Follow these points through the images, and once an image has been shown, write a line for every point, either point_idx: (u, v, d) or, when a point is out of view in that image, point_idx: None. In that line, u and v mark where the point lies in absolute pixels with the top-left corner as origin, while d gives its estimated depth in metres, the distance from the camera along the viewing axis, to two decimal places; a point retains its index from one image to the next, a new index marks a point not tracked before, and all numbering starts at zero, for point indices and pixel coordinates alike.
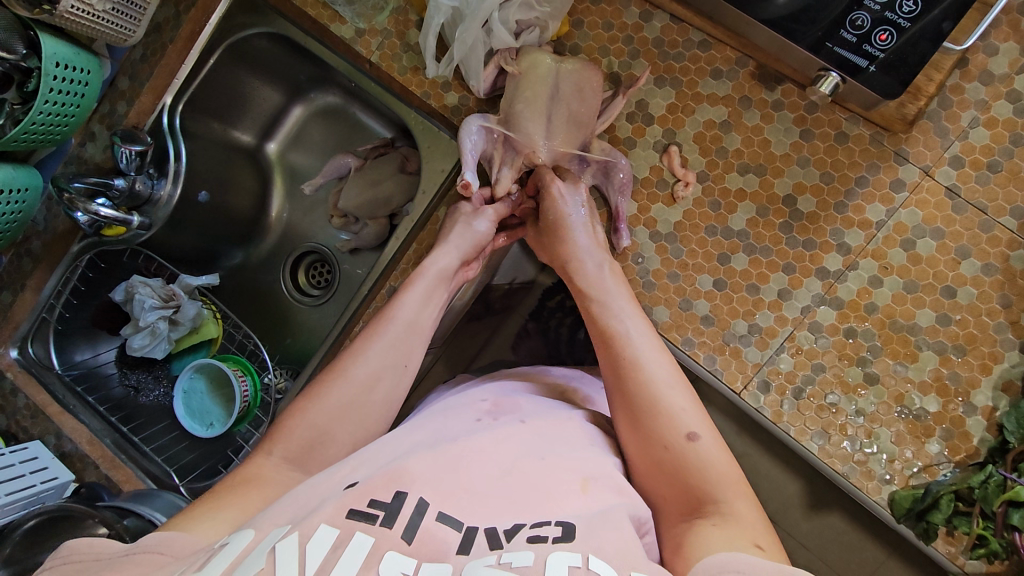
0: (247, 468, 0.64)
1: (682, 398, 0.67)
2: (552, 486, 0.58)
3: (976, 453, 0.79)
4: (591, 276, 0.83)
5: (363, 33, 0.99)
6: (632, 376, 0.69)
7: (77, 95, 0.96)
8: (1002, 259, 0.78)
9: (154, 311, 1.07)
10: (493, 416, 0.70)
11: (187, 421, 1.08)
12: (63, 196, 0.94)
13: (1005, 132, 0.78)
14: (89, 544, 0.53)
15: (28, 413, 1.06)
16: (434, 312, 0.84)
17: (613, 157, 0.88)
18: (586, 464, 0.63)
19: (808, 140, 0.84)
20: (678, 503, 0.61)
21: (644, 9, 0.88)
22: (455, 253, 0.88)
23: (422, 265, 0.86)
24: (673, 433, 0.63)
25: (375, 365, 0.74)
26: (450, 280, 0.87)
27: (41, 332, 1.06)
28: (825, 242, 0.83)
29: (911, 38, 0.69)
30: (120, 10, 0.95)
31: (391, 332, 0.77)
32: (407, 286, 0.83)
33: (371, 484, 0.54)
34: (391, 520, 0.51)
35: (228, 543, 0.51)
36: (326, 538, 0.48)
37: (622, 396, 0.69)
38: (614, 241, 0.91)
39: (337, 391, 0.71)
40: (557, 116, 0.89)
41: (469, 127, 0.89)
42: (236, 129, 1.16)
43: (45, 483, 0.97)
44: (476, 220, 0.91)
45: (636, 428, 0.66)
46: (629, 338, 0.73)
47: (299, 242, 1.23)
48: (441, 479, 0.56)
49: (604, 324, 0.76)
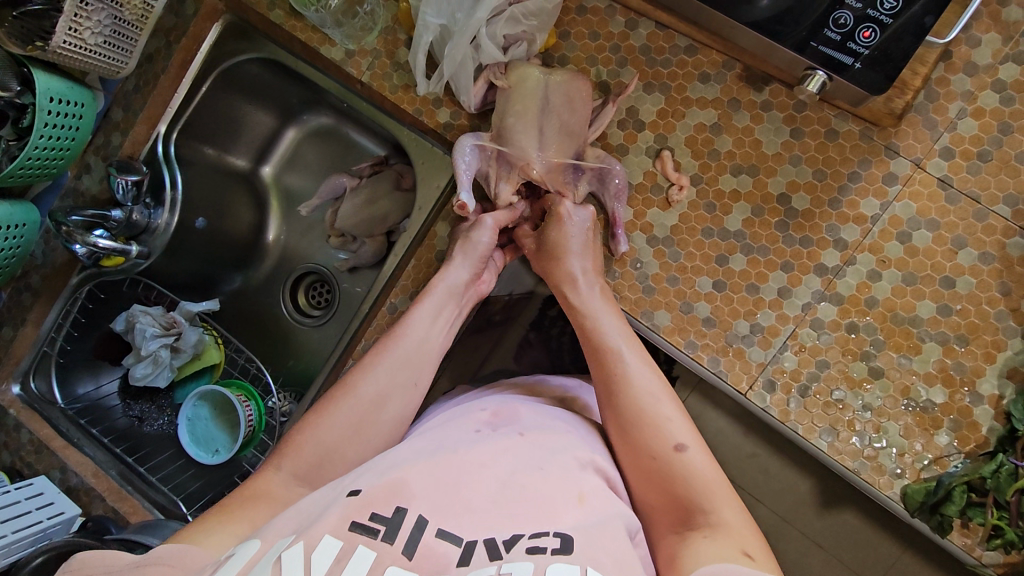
0: (256, 482, 0.65)
1: (671, 410, 0.68)
2: (549, 497, 0.57)
3: (986, 443, 0.78)
4: (580, 292, 0.84)
5: (352, 54, 0.98)
6: (622, 388, 0.71)
7: (72, 129, 0.97)
8: (998, 247, 0.78)
9: (155, 339, 1.07)
10: (492, 427, 0.69)
11: (194, 449, 1.07)
12: (61, 228, 0.95)
13: (993, 122, 0.78)
14: (96, 558, 0.54)
15: (32, 448, 1.06)
16: (443, 327, 0.85)
17: (607, 164, 0.89)
18: (580, 474, 0.62)
19: (799, 139, 0.84)
20: (668, 513, 0.62)
21: (629, 18, 0.89)
22: (464, 266, 0.89)
23: (432, 281, 0.88)
24: (662, 443, 0.65)
25: (385, 382, 0.75)
26: (460, 297, 0.88)
27: (43, 367, 1.06)
28: (821, 239, 0.83)
29: (895, 33, 0.70)
30: (112, 44, 0.96)
31: (403, 349, 0.79)
32: (417, 303, 0.84)
33: (370, 496, 0.54)
34: (392, 536, 0.52)
35: (234, 554, 0.52)
36: (331, 549, 0.50)
37: (612, 410, 0.70)
38: (613, 246, 0.90)
39: (347, 409, 0.71)
40: (548, 126, 0.90)
41: (463, 146, 0.90)
42: (231, 155, 1.16)
43: (52, 518, 0.96)
44: (477, 232, 0.91)
45: (626, 441, 0.68)
46: (618, 351, 0.75)
47: (298, 263, 1.23)
48: (440, 494, 0.56)
49: (596, 338, 0.78)
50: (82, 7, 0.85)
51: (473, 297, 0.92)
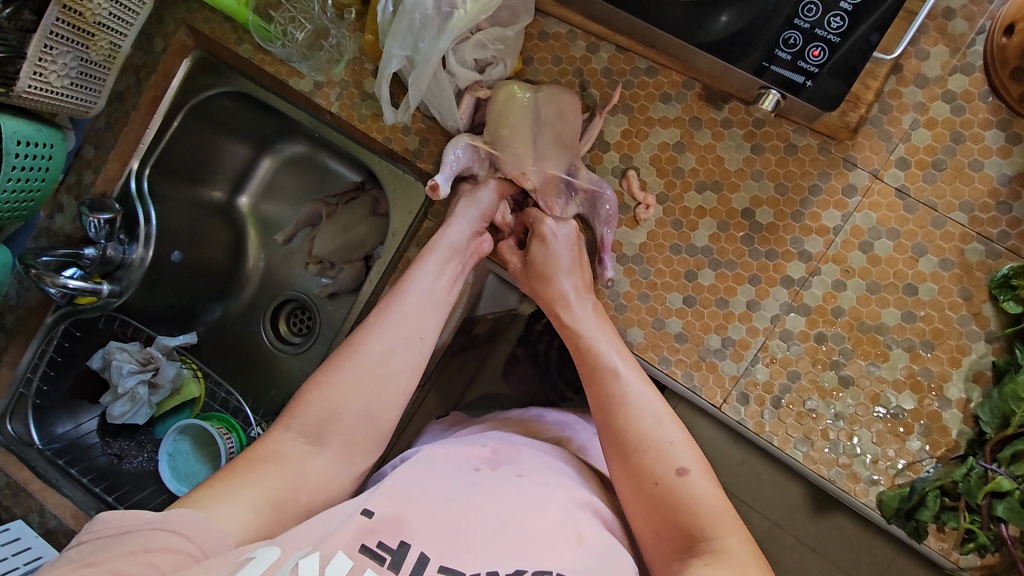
0: (264, 446, 0.68)
1: (672, 431, 0.69)
2: (551, 537, 0.60)
3: (957, 447, 0.80)
4: (576, 313, 0.84)
5: (321, 86, 1.00)
6: (621, 410, 0.71)
7: (41, 170, 0.97)
8: (957, 253, 0.80)
9: (132, 376, 1.07)
10: (491, 466, 0.70)
11: (174, 485, 1.06)
12: (31, 271, 0.95)
13: (945, 131, 0.81)
14: (118, 516, 0.58)
15: (11, 491, 1.05)
16: (447, 284, 0.85)
17: (599, 188, 0.89)
18: (578, 513, 0.64)
19: (760, 154, 0.86)
20: (671, 540, 0.63)
21: (590, 41, 0.91)
22: (465, 224, 0.89)
23: (434, 238, 0.87)
24: (664, 467, 0.66)
25: (389, 340, 0.76)
26: (462, 254, 0.87)
27: (19, 409, 1.04)
28: (786, 251, 0.85)
29: (843, 52, 0.73)
30: (80, 85, 0.97)
31: (407, 307, 0.80)
32: (420, 260, 0.85)
33: (380, 521, 0.59)
34: (397, 565, 0.56)
35: (255, 558, 0.55)
36: (342, 566, 0.54)
37: (611, 433, 0.71)
38: (599, 272, 0.90)
39: (352, 368, 0.73)
40: (543, 138, 0.90)
41: (455, 146, 0.90)
42: (207, 188, 1.17)
43: (28, 564, 0.93)
44: (478, 193, 0.93)
45: (625, 466, 0.68)
46: (615, 370, 0.75)
47: (278, 291, 1.23)
48: (444, 531, 0.59)
49: (592, 355, 0.77)
50: (46, 51, 0.85)
51: (476, 252, 0.90)
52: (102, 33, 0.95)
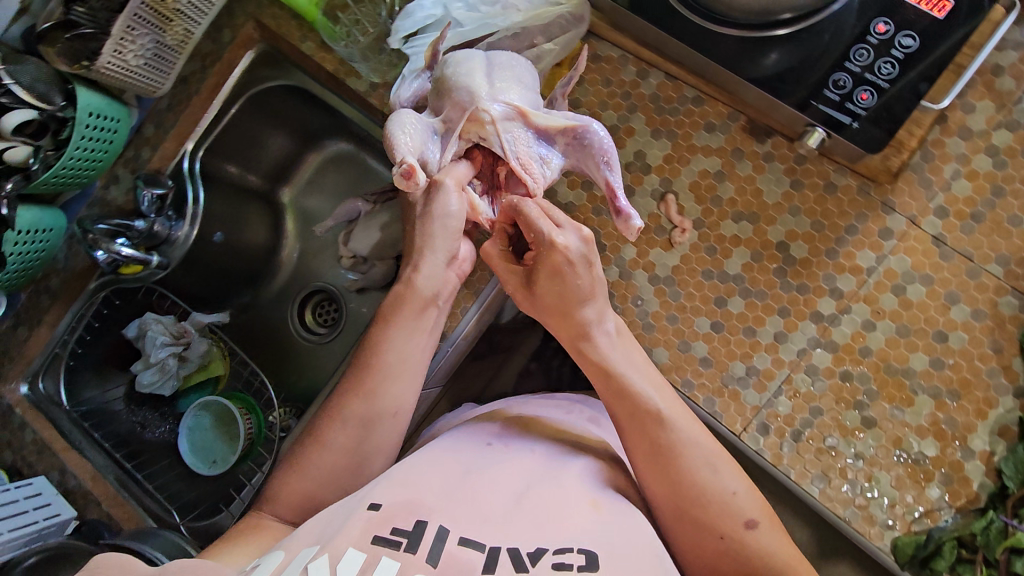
0: (251, 518, 0.70)
1: (733, 480, 0.67)
2: (564, 505, 0.62)
3: (977, 499, 0.79)
4: (604, 350, 0.74)
5: (376, 87, 1.04)
6: (678, 462, 0.67)
7: (105, 141, 1.02)
8: (991, 305, 0.81)
9: (165, 347, 1.11)
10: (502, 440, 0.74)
11: (191, 458, 1.09)
12: (87, 236, 1.00)
13: (986, 184, 0.82)
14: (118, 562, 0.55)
15: (34, 448, 1.07)
16: (427, 339, 0.79)
17: (581, 122, 0.80)
18: (589, 486, 0.66)
19: (799, 190, 0.87)
20: None
21: (640, 67, 0.94)
22: (442, 251, 0.79)
23: (405, 285, 0.78)
24: (732, 523, 0.64)
25: (349, 425, 0.73)
26: (442, 299, 0.80)
27: (53, 368, 1.07)
28: (818, 286, 0.86)
29: (890, 97, 0.75)
30: (153, 65, 1.02)
31: (372, 381, 0.74)
32: (391, 321, 0.77)
33: (389, 512, 0.59)
34: (414, 545, 0.56)
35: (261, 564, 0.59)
36: (356, 560, 0.54)
37: (667, 486, 0.67)
38: (624, 223, 0.80)
39: (320, 459, 0.72)
40: (498, 78, 0.82)
41: (394, 128, 0.79)
42: (252, 176, 1.21)
43: (48, 518, 0.98)
44: (445, 198, 0.78)
45: (684, 518, 0.66)
46: (663, 416, 0.69)
47: (309, 280, 1.26)
48: (459, 510, 0.61)
49: (636, 400, 0.70)
50: (127, 31, 0.91)
51: (457, 279, 0.83)
52: (179, 19, 1.00)
